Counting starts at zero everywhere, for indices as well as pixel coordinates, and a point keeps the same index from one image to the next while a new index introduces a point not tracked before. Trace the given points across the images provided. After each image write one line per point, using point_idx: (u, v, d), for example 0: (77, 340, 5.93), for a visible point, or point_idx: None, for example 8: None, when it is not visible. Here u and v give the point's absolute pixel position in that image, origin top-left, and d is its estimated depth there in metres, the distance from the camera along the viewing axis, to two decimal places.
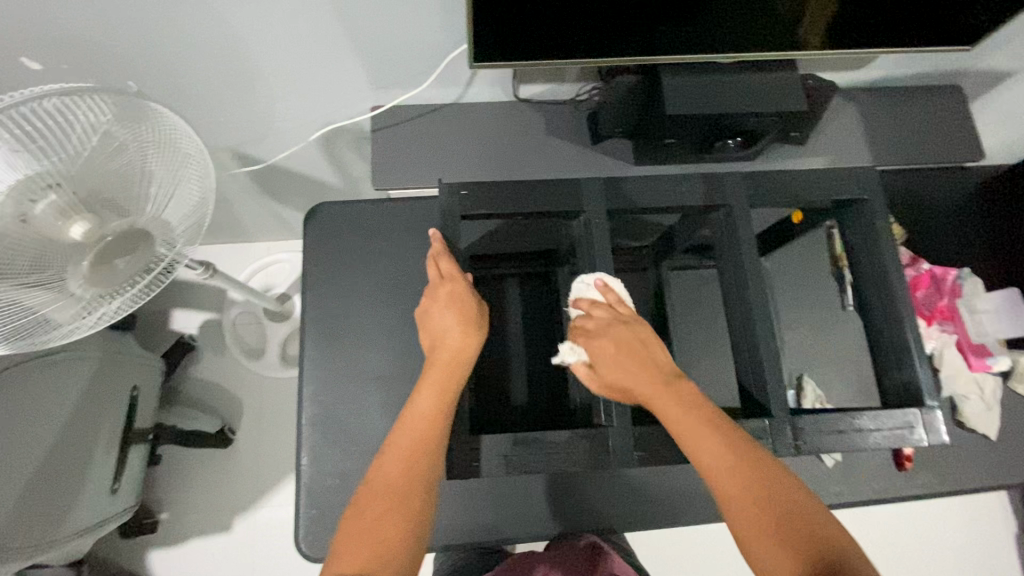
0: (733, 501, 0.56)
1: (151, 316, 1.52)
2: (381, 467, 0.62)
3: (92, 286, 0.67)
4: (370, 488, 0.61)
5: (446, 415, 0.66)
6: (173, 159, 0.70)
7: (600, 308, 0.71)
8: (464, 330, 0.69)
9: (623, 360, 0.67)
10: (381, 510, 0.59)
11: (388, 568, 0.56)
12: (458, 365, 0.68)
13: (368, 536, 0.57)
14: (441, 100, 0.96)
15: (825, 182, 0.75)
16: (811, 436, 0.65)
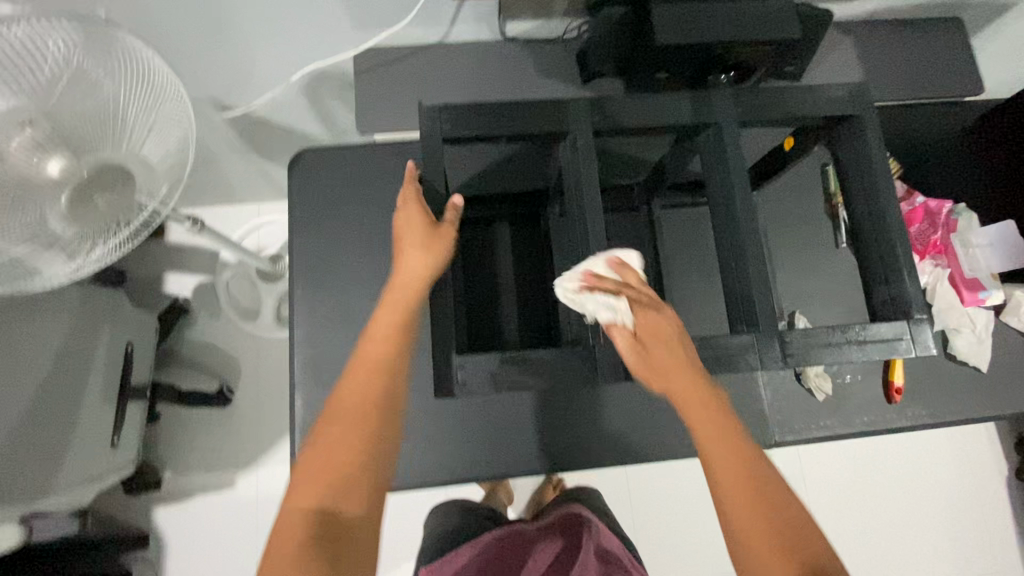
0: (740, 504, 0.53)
1: (143, 279, 1.50)
2: (339, 399, 0.61)
3: (73, 224, 0.65)
4: (326, 418, 0.60)
5: (402, 344, 0.64)
6: (150, 94, 0.68)
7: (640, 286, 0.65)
8: (418, 252, 0.66)
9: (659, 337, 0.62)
10: (338, 435, 0.59)
11: (345, 491, 0.57)
12: (416, 290, 0.66)
13: (326, 469, 0.57)
14: (424, 40, 0.93)
15: (821, 98, 0.69)
16: (803, 349, 0.62)
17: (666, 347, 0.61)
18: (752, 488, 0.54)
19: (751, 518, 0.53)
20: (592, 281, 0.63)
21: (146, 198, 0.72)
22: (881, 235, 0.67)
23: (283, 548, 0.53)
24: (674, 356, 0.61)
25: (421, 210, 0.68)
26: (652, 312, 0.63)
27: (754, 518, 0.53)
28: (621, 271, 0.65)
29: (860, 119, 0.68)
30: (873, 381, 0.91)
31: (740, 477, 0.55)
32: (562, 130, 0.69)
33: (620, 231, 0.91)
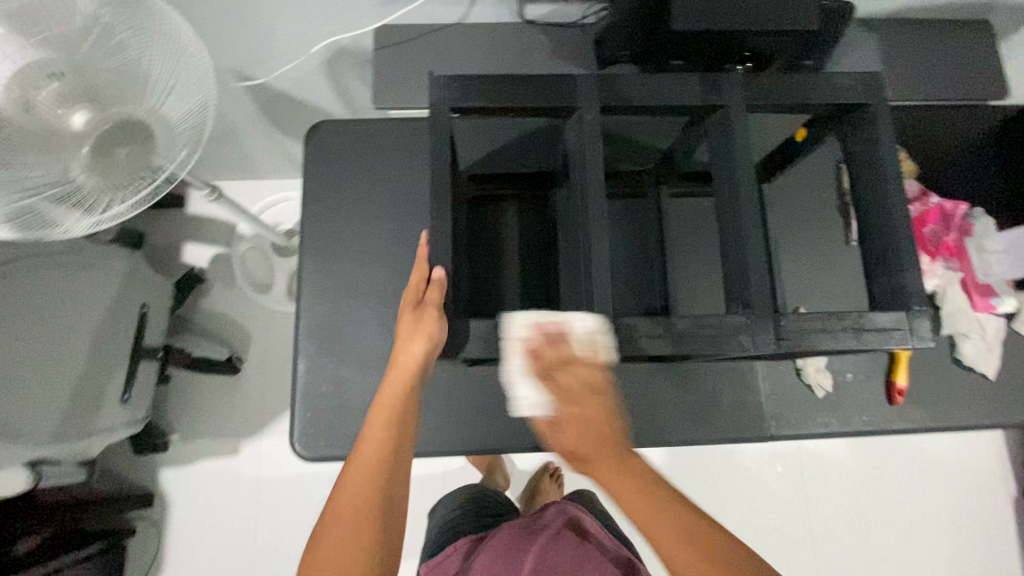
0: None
1: (160, 248, 1.54)
2: (337, 492, 0.59)
3: (92, 175, 0.68)
4: (323, 516, 0.58)
5: (399, 431, 0.64)
6: (175, 56, 0.69)
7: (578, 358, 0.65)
8: (413, 333, 0.66)
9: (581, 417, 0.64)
10: (338, 539, 0.56)
11: None
12: (407, 379, 0.66)
13: (331, 563, 0.55)
14: (444, 20, 0.94)
15: (831, 86, 0.69)
16: (796, 331, 0.61)
17: (585, 429, 0.63)
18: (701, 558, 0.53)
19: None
20: (527, 353, 0.65)
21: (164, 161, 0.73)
22: (884, 225, 0.67)
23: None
24: (591, 435, 0.63)
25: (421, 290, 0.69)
26: (580, 393, 0.65)
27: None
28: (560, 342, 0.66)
29: (872, 109, 0.68)
30: (873, 381, 0.90)
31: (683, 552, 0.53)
32: (569, 105, 0.69)
33: (626, 217, 0.89)
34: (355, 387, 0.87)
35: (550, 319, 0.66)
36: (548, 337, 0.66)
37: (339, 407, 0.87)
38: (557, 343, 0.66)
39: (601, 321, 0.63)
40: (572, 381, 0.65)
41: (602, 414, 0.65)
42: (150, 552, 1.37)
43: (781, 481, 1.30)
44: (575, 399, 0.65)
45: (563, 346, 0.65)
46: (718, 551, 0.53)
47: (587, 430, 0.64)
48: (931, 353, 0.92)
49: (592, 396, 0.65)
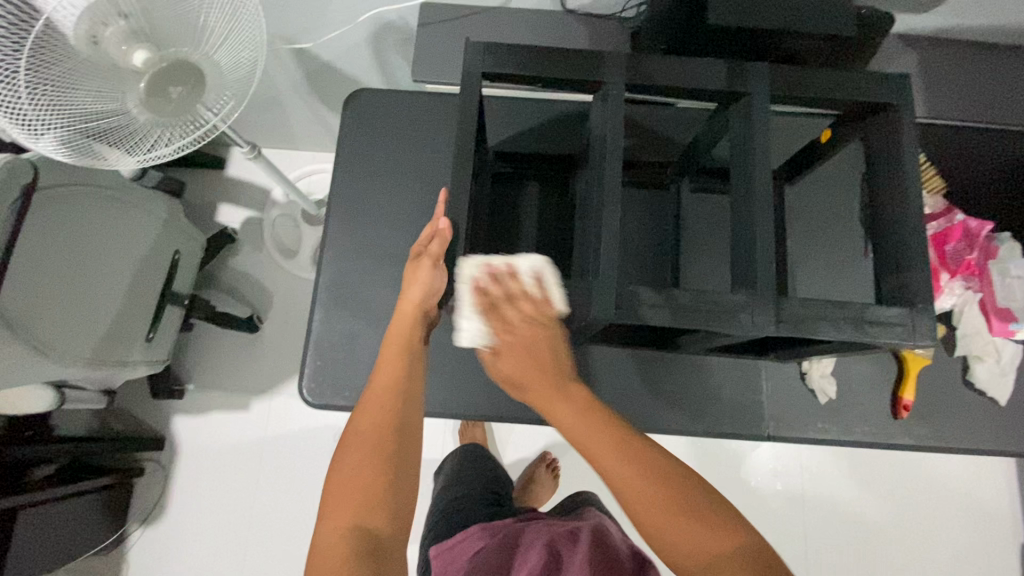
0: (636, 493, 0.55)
1: (197, 206, 1.60)
2: (354, 423, 0.63)
3: (145, 110, 0.72)
4: (344, 444, 0.62)
5: (410, 370, 0.67)
6: (231, 8, 0.72)
7: (523, 300, 0.70)
8: (413, 281, 0.69)
9: (526, 353, 0.67)
10: (357, 462, 0.59)
11: (371, 509, 0.57)
12: (412, 325, 0.70)
13: (351, 479, 0.58)
14: (487, 3, 0.96)
15: (858, 83, 0.69)
16: (798, 315, 0.62)
17: (526, 356, 0.67)
18: (637, 475, 0.56)
19: (643, 499, 0.55)
20: (472, 291, 0.70)
21: (210, 112, 0.76)
22: (900, 227, 0.67)
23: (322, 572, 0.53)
24: (533, 363, 0.66)
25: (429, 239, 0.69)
26: (524, 323, 0.69)
27: (646, 496, 0.55)
28: (507, 284, 0.70)
29: (897, 110, 0.68)
30: (880, 394, 0.90)
31: (620, 469, 0.56)
32: (597, 81, 0.71)
33: (643, 206, 0.91)
34: (366, 342, 0.90)
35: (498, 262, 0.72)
36: (497, 276, 0.71)
37: (348, 359, 0.90)
38: (505, 281, 0.71)
39: (540, 262, 0.70)
40: (517, 313, 0.69)
41: (542, 343, 0.68)
42: (157, 493, 1.43)
43: (779, 496, 1.30)
44: (518, 330, 0.68)
45: (512, 284, 0.70)
46: (654, 464, 0.57)
47: (528, 357, 0.67)
48: (941, 372, 0.91)
49: (532, 329, 0.68)
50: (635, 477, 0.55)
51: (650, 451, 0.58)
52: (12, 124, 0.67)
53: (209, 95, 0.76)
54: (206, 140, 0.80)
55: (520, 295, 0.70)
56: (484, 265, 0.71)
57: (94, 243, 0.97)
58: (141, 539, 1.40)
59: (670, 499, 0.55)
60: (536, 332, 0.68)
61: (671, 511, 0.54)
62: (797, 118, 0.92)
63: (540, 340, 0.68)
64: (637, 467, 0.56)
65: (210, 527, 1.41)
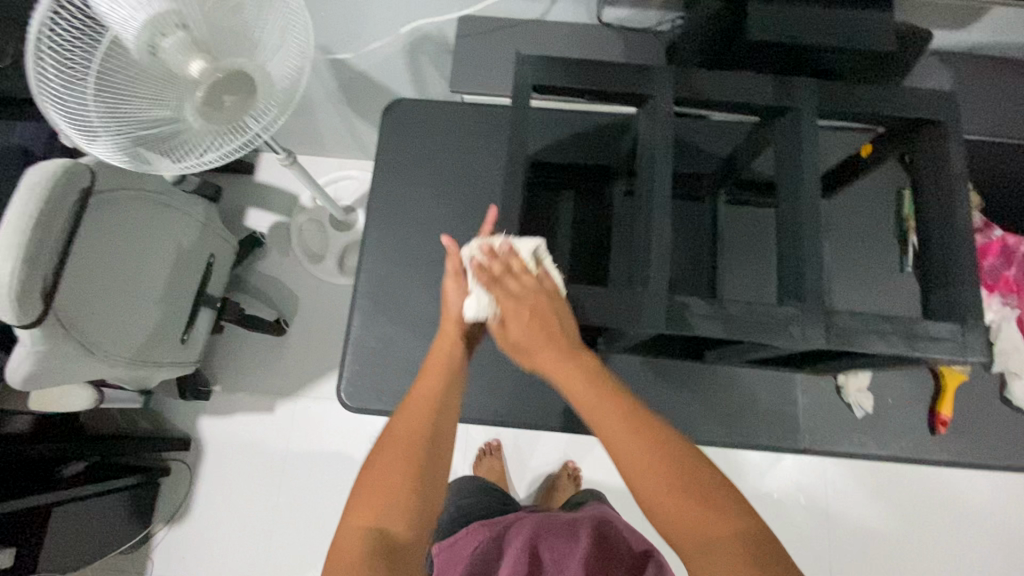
0: (638, 468, 0.54)
1: (226, 210, 1.63)
2: (390, 428, 0.63)
3: (201, 118, 0.73)
4: (378, 444, 0.63)
5: (449, 386, 0.67)
6: (283, 24, 0.74)
7: (526, 275, 0.65)
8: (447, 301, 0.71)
9: (532, 323, 0.62)
10: (388, 465, 0.60)
11: (396, 513, 0.58)
12: (452, 345, 0.70)
13: (380, 484, 0.59)
14: (525, 15, 0.97)
15: (904, 99, 0.70)
16: (851, 327, 0.62)
17: (537, 324, 0.62)
18: (646, 450, 0.55)
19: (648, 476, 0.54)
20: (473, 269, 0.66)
21: (253, 122, 0.78)
22: (947, 246, 0.68)
23: (340, 566, 0.55)
24: (538, 331, 0.62)
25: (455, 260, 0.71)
26: (528, 296, 0.64)
27: (648, 473, 0.54)
28: (512, 257, 0.66)
29: (943, 127, 0.69)
30: (915, 409, 0.90)
31: (628, 444, 0.55)
32: (645, 95, 0.73)
33: (678, 217, 0.91)
34: (403, 347, 0.92)
35: (499, 240, 0.68)
36: (495, 252, 0.66)
37: (384, 364, 0.91)
38: (505, 256, 0.66)
39: (542, 242, 0.66)
40: (525, 284, 0.64)
41: (552, 315, 0.63)
42: (183, 492, 1.44)
43: (804, 512, 1.29)
44: (523, 300, 0.63)
45: (512, 259, 0.66)
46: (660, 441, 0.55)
47: (538, 326, 0.62)
48: (978, 388, 0.90)
49: (534, 300, 0.63)
50: (639, 454, 0.55)
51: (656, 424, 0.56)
52: (71, 127, 0.69)
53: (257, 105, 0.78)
54: (250, 148, 0.82)
55: (524, 272, 0.65)
56: (482, 243, 0.67)
57: (140, 247, 1.00)
58: (167, 537, 1.42)
59: (671, 474, 0.54)
60: (543, 305, 0.63)
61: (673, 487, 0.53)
62: (834, 131, 0.92)
63: (546, 310, 0.63)
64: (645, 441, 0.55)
65: (233, 529, 1.42)
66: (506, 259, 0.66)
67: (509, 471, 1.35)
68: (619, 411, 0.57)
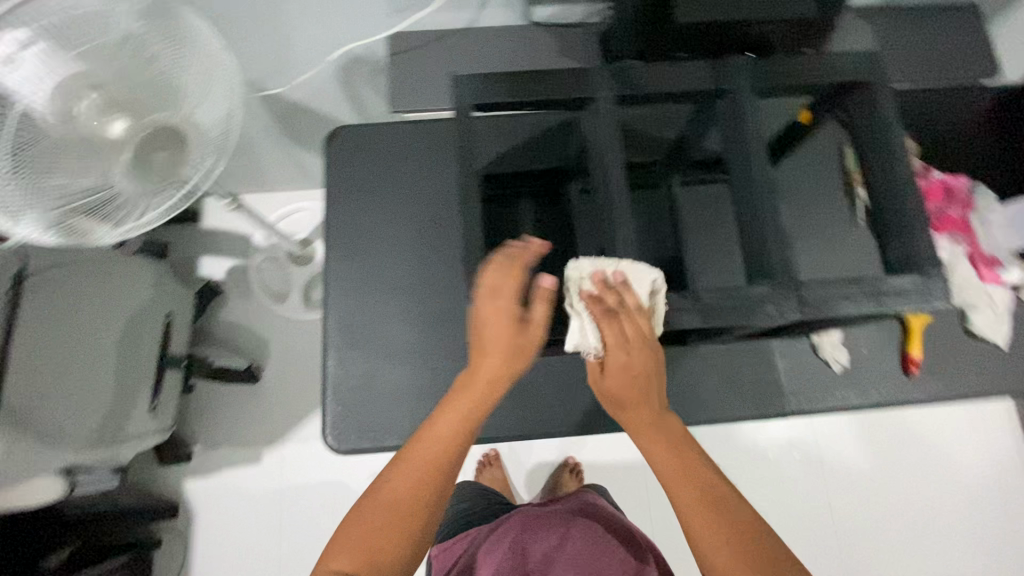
0: (701, 527, 0.55)
1: (178, 262, 1.56)
2: (388, 475, 0.61)
3: (133, 181, 0.68)
4: (370, 490, 0.61)
5: (471, 429, 0.64)
6: (208, 71, 0.71)
7: (639, 315, 0.65)
8: (496, 333, 0.68)
9: (631, 375, 0.65)
10: (383, 516, 0.58)
11: (383, 562, 0.56)
12: (496, 381, 0.66)
13: (373, 530, 0.57)
14: (454, 25, 0.95)
15: (832, 65, 0.74)
16: (819, 291, 0.65)
17: (632, 379, 0.65)
18: (708, 511, 0.56)
19: (708, 535, 0.55)
20: (584, 295, 0.66)
21: (190, 171, 0.74)
22: (894, 200, 0.71)
23: None
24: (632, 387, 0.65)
25: (546, 308, 0.69)
26: (633, 339, 0.65)
27: (710, 533, 0.55)
28: (627, 291, 0.66)
29: (873, 88, 0.73)
30: (888, 354, 0.93)
31: (691, 504, 0.57)
32: (586, 96, 0.75)
33: (638, 208, 0.91)
34: (384, 379, 0.89)
35: (613, 268, 0.67)
36: (608, 285, 0.66)
37: (368, 400, 0.89)
38: (619, 290, 0.66)
39: (658, 279, 0.66)
40: (637, 329, 0.65)
41: (648, 368, 0.65)
42: (178, 562, 1.38)
43: (800, 467, 1.32)
44: (628, 345, 0.65)
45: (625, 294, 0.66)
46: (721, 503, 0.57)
47: (631, 381, 0.65)
48: (943, 326, 0.94)
49: (641, 346, 0.65)
50: (703, 512, 0.56)
51: (717, 487, 0.58)
52: None
53: (192, 155, 0.73)
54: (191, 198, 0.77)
55: (638, 308, 0.66)
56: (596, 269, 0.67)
57: (90, 323, 0.99)
58: None
59: (733, 534, 0.55)
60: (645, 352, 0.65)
61: (734, 546, 0.54)
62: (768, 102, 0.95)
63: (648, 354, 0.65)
64: (706, 500, 0.57)
65: None
66: (622, 293, 0.66)
67: (510, 480, 1.34)
68: (687, 476, 0.59)
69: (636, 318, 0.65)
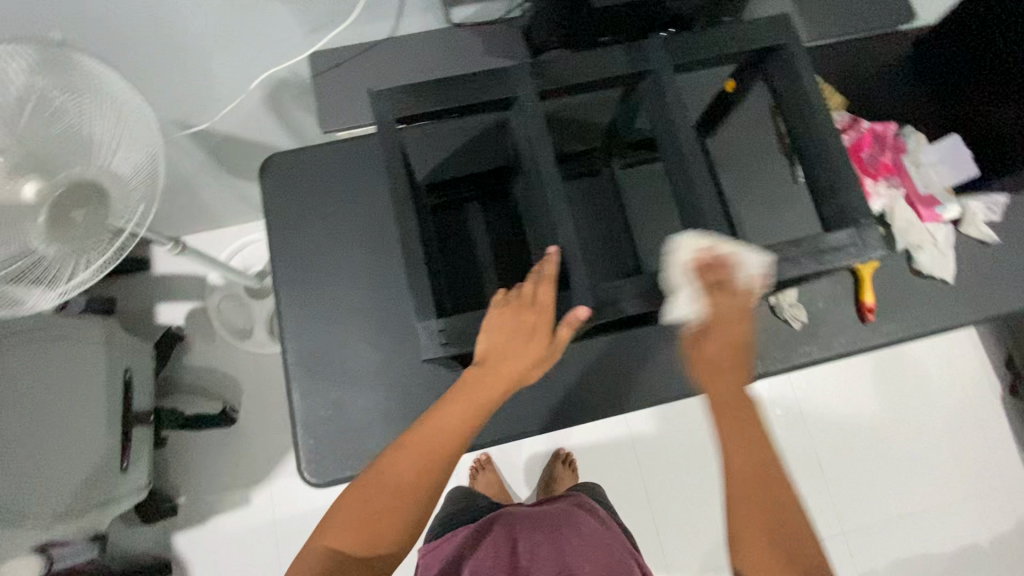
0: (750, 524, 0.56)
1: (134, 314, 1.51)
2: (390, 458, 0.62)
3: (54, 244, 0.62)
4: (371, 471, 0.61)
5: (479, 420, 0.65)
6: (115, 113, 0.66)
7: (740, 294, 0.67)
8: (512, 337, 0.67)
9: (728, 347, 0.66)
10: (381, 500, 0.59)
11: (377, 542, 0.59)
12: (508, 378, 0.66)
13: (369, 513, 0.59)
14: (375, 37, 0.93)
15: (742, 35, 0.76)
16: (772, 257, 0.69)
17: (731, 350, 0.65)
18: (764, 510, 0.56)
19: (749, 532, 0.56)
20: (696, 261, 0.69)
21: (123, 222, 0.67)
22: (822, 156, 0.74)
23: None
24: (727, 355, 0.65)
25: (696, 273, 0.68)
26: (731, 312, 0.66)
27: (755, 530, 0.56)
28: (732, 268, 0.68)
29: (786, 50, 0.76)
30: (844, 304, 0.95)
31: (749, 498, 0.57)
32: (510, 96, 0.76)
33: (583, 196, 0.92)
34: (354, 405, 0.88)
35: (724, 246, 0.69)
36: (712, 260, 0.69)
37: (340, 429, 0.87)
38: (720, 266, 0.68)
39: (770, 262, 0.67)
40: (737, 303, 0.67)
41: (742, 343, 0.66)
42: None
43: (781, 423, 1.35)
44: (729, 316, 0.66)
45: (749, 287, 0.68)
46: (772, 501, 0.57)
47: (726, 353, 0.65)
48: (892, 270, 0.96)
49: (738, 321, 0.66)
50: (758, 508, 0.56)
51: (777, 489, 0.57)
52: None
53: (118, 206, 0.67)
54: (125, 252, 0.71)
55: (741, 289, 0.68)
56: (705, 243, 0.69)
57: (47, 392, 0.98)
58: None
59: (773, 534, 0.55)
60: (739, 328, 0.66)
61: (766, 543, 0.55)
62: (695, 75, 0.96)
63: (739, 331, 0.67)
64: (756, 495, 0.57)
65: None
66: (731, 270, 0.68)
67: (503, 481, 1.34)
68: (754, 472, 0.58)
69: (739, 295, 0.67)
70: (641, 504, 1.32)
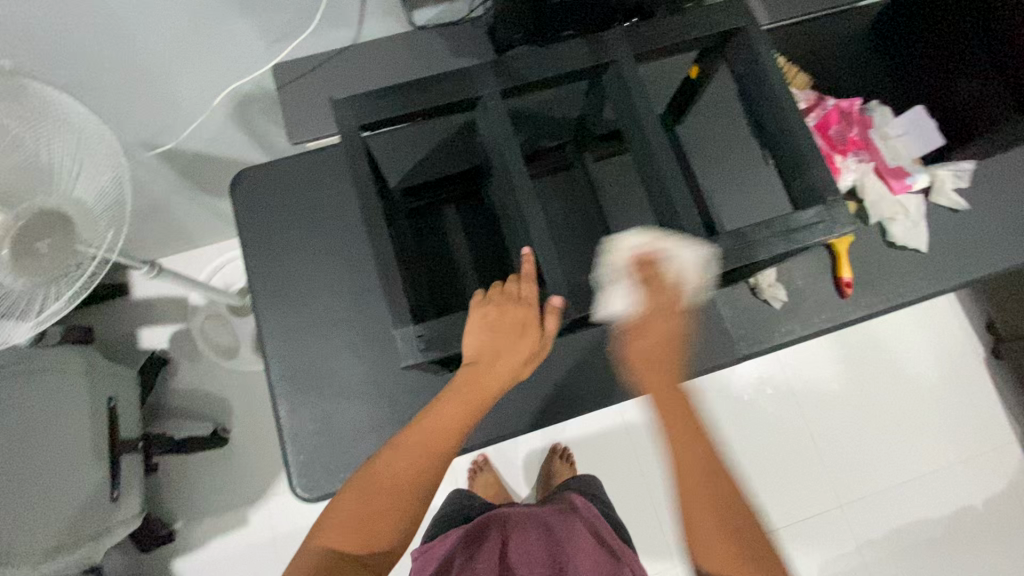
0: (693, 495, 0.58)
1: (116, 341, 1.48)
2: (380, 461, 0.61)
3: (19, 274, 0.60)
4: (363, 473, 0.61)
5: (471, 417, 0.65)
6: (73, 138, 0.64)
7: (672, 290, 0.68)
8: (501, 334, 0.68)
9: (658, 342, 0.67)
10: (373, 502, 0.59)
11: (373, 544, 0.58)
12: (500, 377, 0.67)
13: (360, 516, 0.58)
14: (338, 45, 0.92)
15: (701, 20, 0.77)
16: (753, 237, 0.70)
17: (660, 344, 0.67)
18: (706, 486, 0.58)
19: (693, 500, 0.58)
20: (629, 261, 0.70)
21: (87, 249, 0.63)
22: (787, 135, 0.74)
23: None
24: (660, 346, 0.67)
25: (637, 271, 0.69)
26: (658, 309, 0.68)
27: (699, 503, 0.58)
28: (668, 264, 0.69)
29: (745, 32, 0.76)
30: (822, 280, 0.96)
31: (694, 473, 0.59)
32: (473, 95, 0.76)
33: (557, 190, 0.92)
34: (342, 416, 0.87)
35: (662, 243, 0.70)
36: (647, 257, 0.70)
37: (329, 441, 0.86)
38: (659, 262, 0.69)
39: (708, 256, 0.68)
40: (667, 299, 0.68)
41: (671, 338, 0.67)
42: None
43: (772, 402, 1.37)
44: (658, 313, 0.67)
45: (677, 283, 0.69)
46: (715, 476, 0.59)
47: (658, 348, 0.67)
48: (866, 243, 0.98)
49: (669, 317, 0.67)
50: (698, 480, 0.59)
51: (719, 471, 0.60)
52: None
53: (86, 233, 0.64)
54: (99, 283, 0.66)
55: (677, 284, 0.69)
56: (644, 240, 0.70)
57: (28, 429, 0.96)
58: None
59: (716, 508, 0.58)
60: (668, 325, 0.67)
61: (707, 512, 0.57)
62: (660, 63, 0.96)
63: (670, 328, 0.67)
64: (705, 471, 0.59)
65: None
66: (669, 266, 0.69)
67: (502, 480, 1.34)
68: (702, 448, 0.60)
69: (670, 291, 0.68)
70: (640, 493, 1.32)
